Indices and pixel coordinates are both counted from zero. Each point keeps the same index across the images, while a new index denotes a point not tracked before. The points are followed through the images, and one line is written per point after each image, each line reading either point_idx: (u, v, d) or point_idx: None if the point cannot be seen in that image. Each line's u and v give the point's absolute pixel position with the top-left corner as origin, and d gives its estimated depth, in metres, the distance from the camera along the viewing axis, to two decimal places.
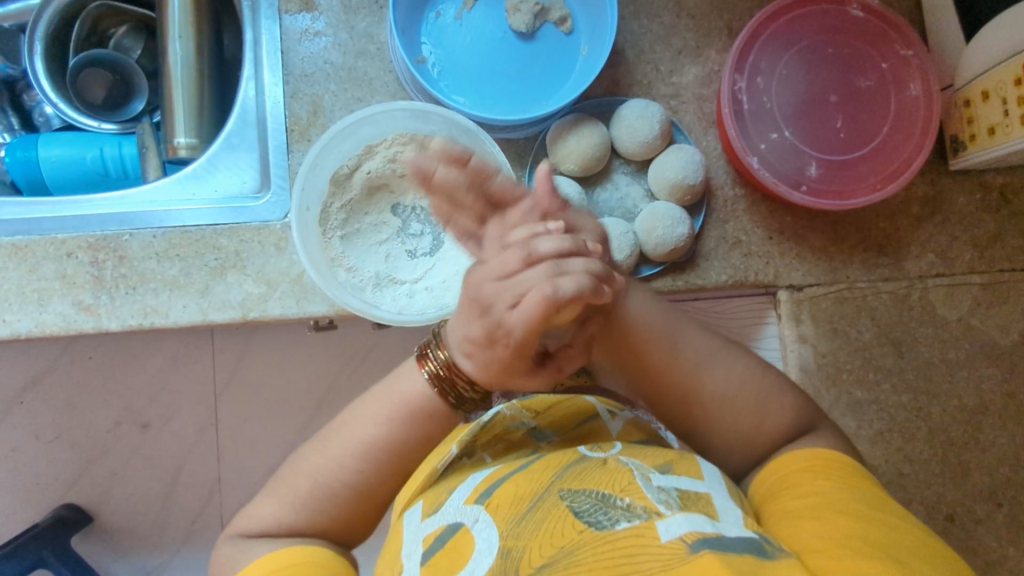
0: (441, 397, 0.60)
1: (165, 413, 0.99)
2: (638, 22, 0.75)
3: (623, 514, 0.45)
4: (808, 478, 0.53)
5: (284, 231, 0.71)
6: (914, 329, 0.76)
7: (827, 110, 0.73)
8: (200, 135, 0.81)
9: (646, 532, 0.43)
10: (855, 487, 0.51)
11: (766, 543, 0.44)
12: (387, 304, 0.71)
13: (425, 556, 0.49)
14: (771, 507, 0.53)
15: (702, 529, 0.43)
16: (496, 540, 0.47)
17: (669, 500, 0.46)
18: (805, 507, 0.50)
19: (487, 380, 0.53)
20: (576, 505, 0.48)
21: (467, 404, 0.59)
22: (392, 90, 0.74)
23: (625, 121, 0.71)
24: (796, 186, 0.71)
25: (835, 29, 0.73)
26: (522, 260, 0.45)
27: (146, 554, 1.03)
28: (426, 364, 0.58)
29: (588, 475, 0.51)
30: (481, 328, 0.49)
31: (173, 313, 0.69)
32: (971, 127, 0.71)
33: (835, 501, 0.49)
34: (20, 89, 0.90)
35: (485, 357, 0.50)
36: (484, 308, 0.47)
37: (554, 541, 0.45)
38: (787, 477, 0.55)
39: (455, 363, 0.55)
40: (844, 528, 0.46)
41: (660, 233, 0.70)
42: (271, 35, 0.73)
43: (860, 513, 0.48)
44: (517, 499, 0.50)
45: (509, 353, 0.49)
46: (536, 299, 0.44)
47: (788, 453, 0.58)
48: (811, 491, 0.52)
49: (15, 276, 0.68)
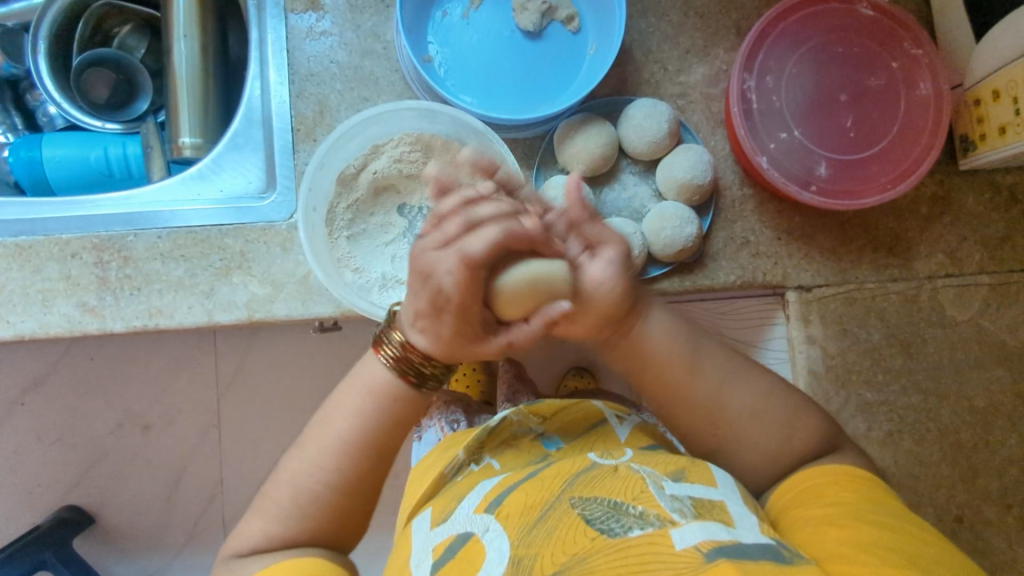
0: (402, 379, 0.59)
1: (166, 415, 0.99)
2: (645, 20, 0.75)
3: (637, 522, 0.45)
4: (830, 488, 0.53)
5: (290, 231, 0.70)
6: (924, 330, 0.76)
7: (837, 109, 0.72)
8: (205, 134, 0.81)
9: (661, 539, 0.43)
10: (876, 499, 0.51)
11: (783, 548, 0.44)
12: (395, 304, 0.70)
13: (436, 566, 0.49)
14: (790, 515, 0.52)
15: (717, 537, 0.43)
16: (507, 550, 0.47)
17: (683, 510, 0.46)
18: (828, 515, 0.49)
19: (439, 352, 0.53)
20: (588, 513, 0.47)
21: (427, 383, 0.58)
22: (399, 90, 0.74)
23: (632, 121, 0.71)
24: (806, 186, 0.71)
25: (845, 27, 0.73)
26: (460, 224, 0.45)
27: (146, 557, 1.02)
28: (383, 349, 0.58)
29: (600, 483, 0.51)
30: (425, 298, 0.48)
31: (178, 314, 0.68)
32: (981, 126, 0.71)
33: (855, 511, 0.49)
34: (24, 89, 0.89)
35: (434, 329, 0.51)
36: (423, 274, 0.47)
37: (565, 549, 0.45)
38: (804, 485, 0.54)
39: (408, 339, 0.55)
40: (873, 537, 0.46)
41: (668, 233, 0.69)
42: (276, 34, 0.73)
43: (884, 523, 0.47)
44: (527, 508, 0.50)
45: (457, 319, 0.48)
46: (457, 262, 0.45)
47: (811, 468, 0.56)
48: (834, 500, 0.51)
49: (20, 276, 0.68)
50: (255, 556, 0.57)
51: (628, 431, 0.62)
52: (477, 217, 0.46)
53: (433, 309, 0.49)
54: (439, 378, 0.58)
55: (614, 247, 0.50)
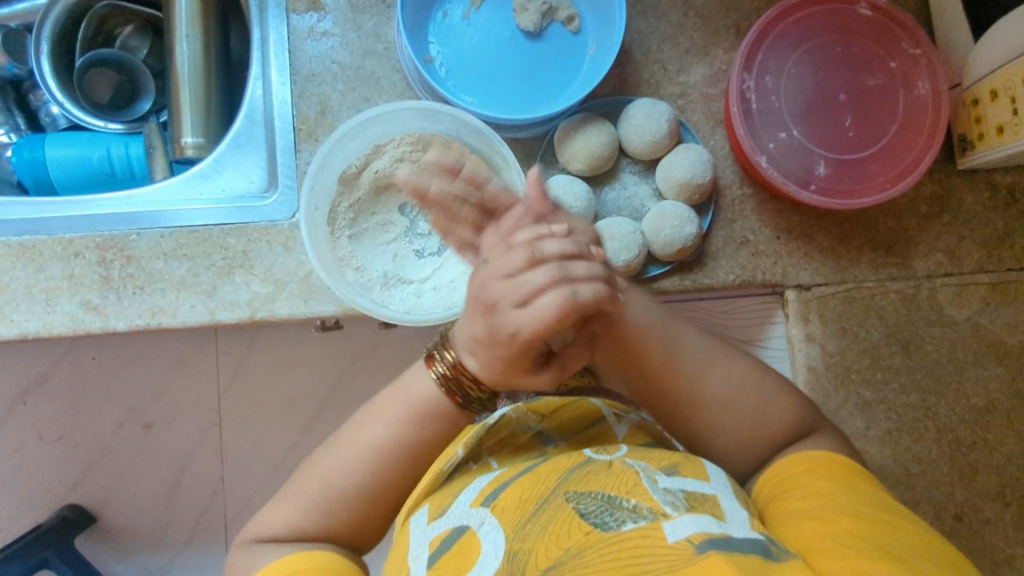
0: (448, 397, 0.59)
1: (168, 414, 0.99)
2: (645, 21, 0.75)
3: (630, 515, 0.45)
4: (812, 479, 0.53)
5: (292, 230, 0.71)
6: (922, 328, 0.76)
7: (835, 109, 0.73)
8: (207, 135, 0.81)
9: (652, 532, 0.43)
10: (858, 488, 0.51)
11: (771, 543, 0.44)
12: (394, 304, 0.70)
13: (431, 559, 0.49)
14: (776, 508, 0.53)
15: (708, 530, 0.43)
16: (502, 544, 0.47)
17: (675, 502, 0.46)
18: (809, 507, 0.50)
19: (489, 380, 0.53)
20: (582, 507, 0.48)
21: (472, 404, 0.59)
22: (400, 90, 0.74)
23: (633, 121, 0.71)
24: (804, 185, 0.71)
25: (843, 27, 0.73)
26: (528, 258, 0.45)
27: (148, 555, 1.02)
28: (435, 365, 0.59)
29: (594, 477, 0.51)
30: (484, 328, 0.49)
31: (180, 313, 0.69)
32: (979, 126, 0.71)
33: (837, 502, 0.49)
34: (27, 89, 0.89)
35: (487, 359, 0.51)
36: (489, 307, 0.47)
37: (560, 542, 0.45)
38: (790, 477, 0.55)
39: (462, 361, 0.55)
40: (851, 528, 0.46)
41: (668, 232, 0.69)
42: (278, 34, 0.73)
43: (865, 513, 0.48)
44: (523, 502, 0.50)
45: (508, 357, 0.50)
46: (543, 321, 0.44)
47: (793, 456, 0.57)
48: (815, 490, 0.52)
49: (23, 275, 0.68)
50: (259, 550, 0.57)
51: (628, 428, 0.62)
52: (544, 254, 0.45)
53: (490, 340, 0.49)
54: (483, 401, 0.59)
55: (602, 227, 0.54)
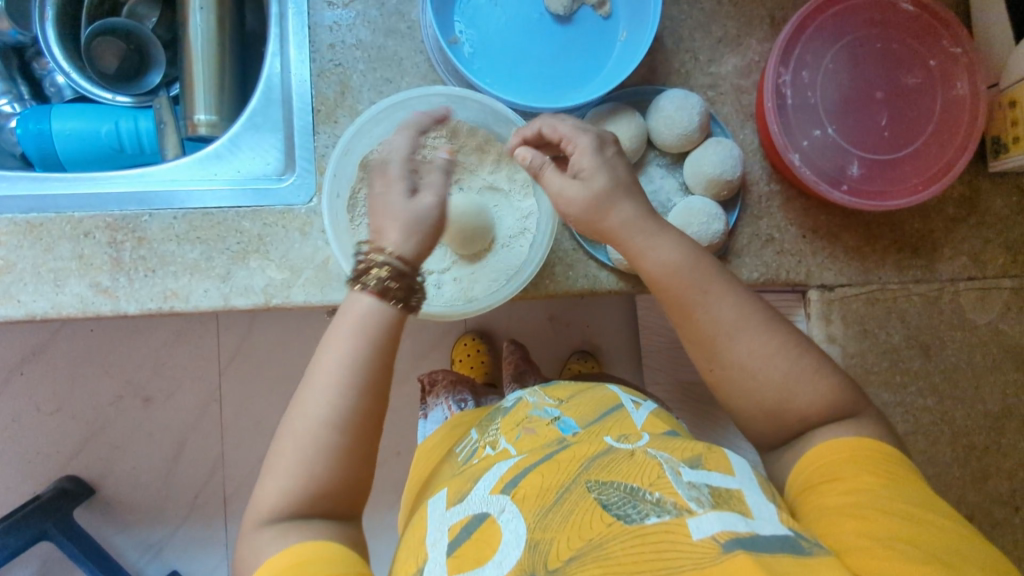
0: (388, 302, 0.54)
1: (167, 388, 1.01)
2: (678, 8, 0.73)
3: (654, 509, 0.45)
4: (845, 470, 0.50)
5: (309, 215, 0.69)
6: (944, 332, 0.75)
7: (872, 107, 0.71)
8: (221, 112, 0.78)
9: (676, 528, 0.43)
10: (896, 479, 0.49)
11: (801, 538, 0.44)
12: (499, 281, 0.69)
13: (452, 545, 0.48)
14: (810, 502, 0.50)
15: (734, 528, 0.43)
16: (524, 532, 0.47)
17: (700, 498, 0.46)
18: (851, 503, 0.47)
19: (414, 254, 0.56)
20: (604, 497, 0.47)
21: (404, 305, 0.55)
22: (423, 71, 0.71)
23: (663, 113, 0.69)
24: (837, 185, 0.70)
25: (882, 22, 0.71)
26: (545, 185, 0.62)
27: (147, 529, 1.02)
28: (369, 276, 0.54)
29: (617, 466, 0.50)
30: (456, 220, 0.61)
31: (193, 298, 0.67)
32: (1015, 129, 0.69)
33: (878, 499, 0.47)
34: (30, 56, 0.86)
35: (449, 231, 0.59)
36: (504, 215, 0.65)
37: (582, 534, 0.45)
38: (821, 466, 0.52)
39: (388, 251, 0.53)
40: (899, 534, 0.45)
41: (695, 229, 0.67)
42: (297, 8, 0.70)
43: (907, 514, 0.46)
44: (543, 490, 0.50)
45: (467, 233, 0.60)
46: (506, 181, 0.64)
47: (825, 442, 0.53)
48: (853, 484, 0.49)
49: (31, 253, 0.66)
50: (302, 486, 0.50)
51: (646, 417, 0.59)
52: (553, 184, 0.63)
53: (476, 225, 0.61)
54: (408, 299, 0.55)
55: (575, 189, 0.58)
